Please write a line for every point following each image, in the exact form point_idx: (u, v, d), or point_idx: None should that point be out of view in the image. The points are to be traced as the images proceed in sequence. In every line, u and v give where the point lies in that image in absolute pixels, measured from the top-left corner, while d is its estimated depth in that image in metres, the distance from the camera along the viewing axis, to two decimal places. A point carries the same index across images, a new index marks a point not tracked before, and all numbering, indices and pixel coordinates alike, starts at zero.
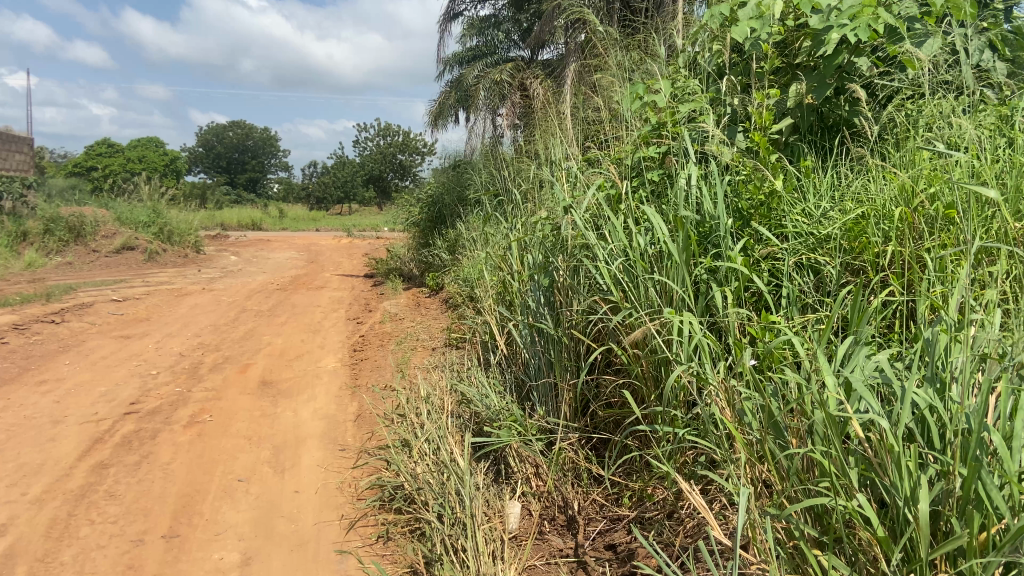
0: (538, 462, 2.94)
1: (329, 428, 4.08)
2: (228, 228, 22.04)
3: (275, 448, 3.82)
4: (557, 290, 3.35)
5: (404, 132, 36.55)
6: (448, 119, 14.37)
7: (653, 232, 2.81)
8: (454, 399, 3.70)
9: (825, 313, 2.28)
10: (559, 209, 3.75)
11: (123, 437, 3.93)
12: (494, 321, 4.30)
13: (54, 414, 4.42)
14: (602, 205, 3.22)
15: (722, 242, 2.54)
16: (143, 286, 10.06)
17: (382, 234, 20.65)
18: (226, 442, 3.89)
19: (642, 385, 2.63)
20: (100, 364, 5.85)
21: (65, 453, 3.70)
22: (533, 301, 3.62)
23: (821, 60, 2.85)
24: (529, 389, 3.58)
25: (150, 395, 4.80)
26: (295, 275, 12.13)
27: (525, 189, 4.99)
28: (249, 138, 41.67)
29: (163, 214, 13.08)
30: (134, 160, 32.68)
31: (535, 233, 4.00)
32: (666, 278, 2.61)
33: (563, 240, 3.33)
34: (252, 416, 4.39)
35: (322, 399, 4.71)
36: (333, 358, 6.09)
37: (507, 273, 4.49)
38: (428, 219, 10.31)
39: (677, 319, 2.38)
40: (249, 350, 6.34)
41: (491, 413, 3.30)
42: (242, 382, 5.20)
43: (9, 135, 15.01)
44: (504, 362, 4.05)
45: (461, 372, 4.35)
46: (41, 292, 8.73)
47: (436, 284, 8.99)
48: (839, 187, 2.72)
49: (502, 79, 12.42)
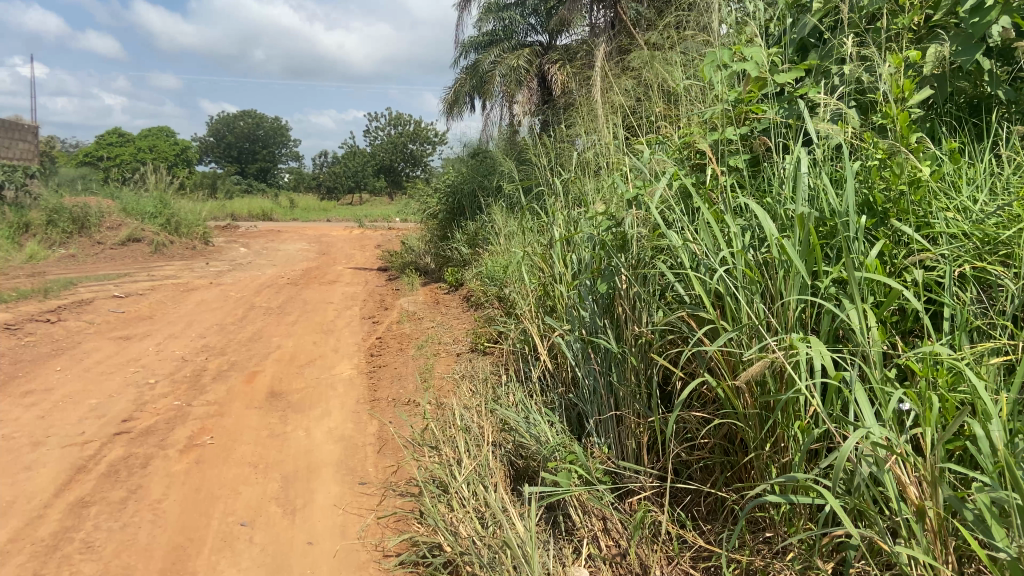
0: (607, 515, 2.38)
1: (346, 454, 3.55)
2: (237, 219, 21.50)
3: (285, 479, 3.30)
4: (621, 300, 2.82)
5: (415, 123, 36.08)
6: (463, 107, 13.81)
7: (755, 231, 2.25)
8: (496, 424, 3.17)
9: (1010, 341, 1.74)
10: (618, 204, 3.19)
11: (110, 465, 3.40)
12: (535, 331, 3.75)
13: (35, 434, 3.88)
14: (680, 196, 2.68)
15: (856, 249, 1.99)
16: (148, 280, 9.54)
17: (394, 226, 20.10)
18: (228, 471, 3.37)
19: (745, 428, 2.09)
20: (94, 370, 5.32)
21: (41, 486, 3.18)
22: (590, 313, 3.08)
23: (967, 16, 2.26)
24: (584, 416, 3.04)
25: (145, 410, 4.28)
26: (307, 268, 11.61)
27: (567, 181, 4.40)
28: (260, 127, 41.19)
29: (170, 205, 12.60)
30: (145, 150, 32.17)
31: (586, 231, 3.46)
32: (780, 291, 2.06)
33: (628, 241, 2.79)
34: (259, 436, 3.85)
35: (338, 416, 4.19)
36: (349, 364, 5.56)
37: (549, 276, 3.93)
38: (446, 212, 9.72)
39: (803, 347, 1.82)
40: (257, 355, 5.79)
41: (543, 447, 2.76)
42: (248, 394, 4.66)
43: (13, 122, 14.52)
44: (548, 378, 3.52)
45: (497, 390, 3.81)
46: (36, 288, 8.19)
47: (455, 281, 8.43)
48: (998, 177, 2.16)
49: (518, 64, 11.85)
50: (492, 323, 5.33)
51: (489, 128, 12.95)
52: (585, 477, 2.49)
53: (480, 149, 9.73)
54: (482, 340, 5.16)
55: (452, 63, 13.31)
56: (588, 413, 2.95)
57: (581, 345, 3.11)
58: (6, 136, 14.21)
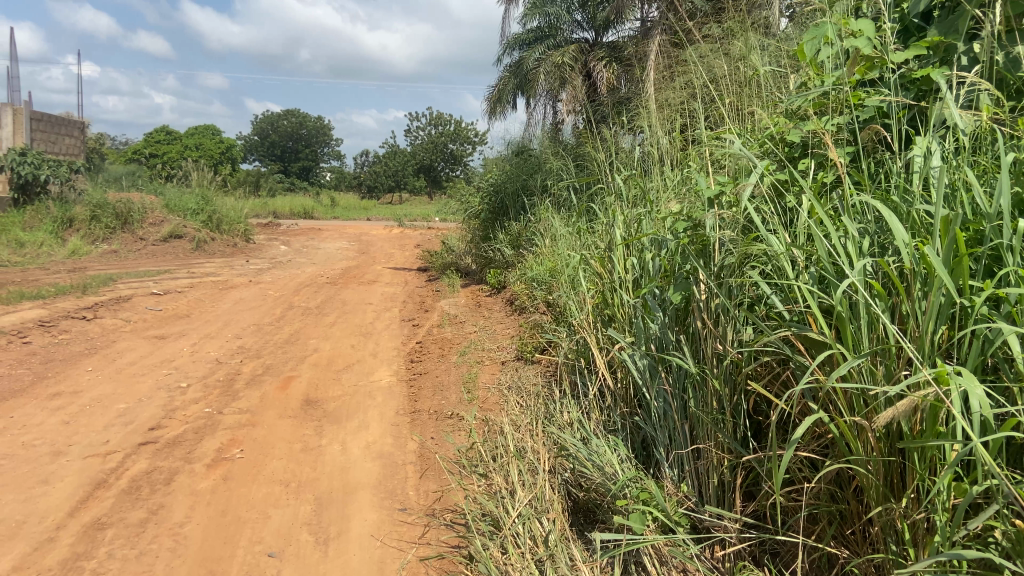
0: (690, 569, 2.04)
1: (386, 474, 3.25)
2: (278, 217, 21.47)
3: (318, 501, 3.01)
4: (700, 312, 2.50)
5: (455, 123, 35.96)
6: (506, 105, 13.47)
7: (877, 235, 1.90)
8: (551, 448, 2.85)
9: None
10: (696, 203, 2.83)
11: (132, 480, 3.14)
12: (594, 343, 3.42)
13: (57, 442, 3.65)
14: (776, 195, 2.34)
15: (1012, 259, 1.62)
16: (188, 277, 9.40)
17: (434, 226, 19.85)
18: (257, 491, 3.08)
19: (867, 475, 1.77)
20: (125, 372, 5.10)
21: (56, 503, 2.93)
22: (661, 327, 2.75)
23: None
24: (652, 443, 2.72)
25: (174, 418, 4.04)
26: (347, 267, 11.41)
27: (627, 178, 4.04)
28: (304, 127, 41.41)
29: (212, 202, 12.52)
30: (191, 148, 32.50)
31: (656, 235, 3.11)
32: (916, 309, 1.71)
33: (711, 245, 2.46)
34: (291, 450, 3.57)
35: (376, 429, 3.89)
36: (388, 370, 5.28)
37: (608, 282, 3.59)
38: (489, 211, 9.38)
39: (956, 381, 1.49)
40: (293, 358, 5.54)
41: (610, 480, 2.42)
42: (282, 402, 4.39)
43: (59, 117, 14.59)
44: (608, 397, 3.19)
45: (547, 408, 3.49)
46: (75, 284, 8.08)
47: (498, 283, 8.10)
48: None
49: (563, 62, 11.48)
50: (540, 330, 5.00)
51: (532, 127, 12.59)
52: (663, 520, 2.16)
53: (524, 148, 9.39)
54: (529, 349, 4.82)
55: (496, 61, 12.98)
56: (657, 441, 2.64)
57: (648, 361, 2.79)
58: (53, 131, 14.28)
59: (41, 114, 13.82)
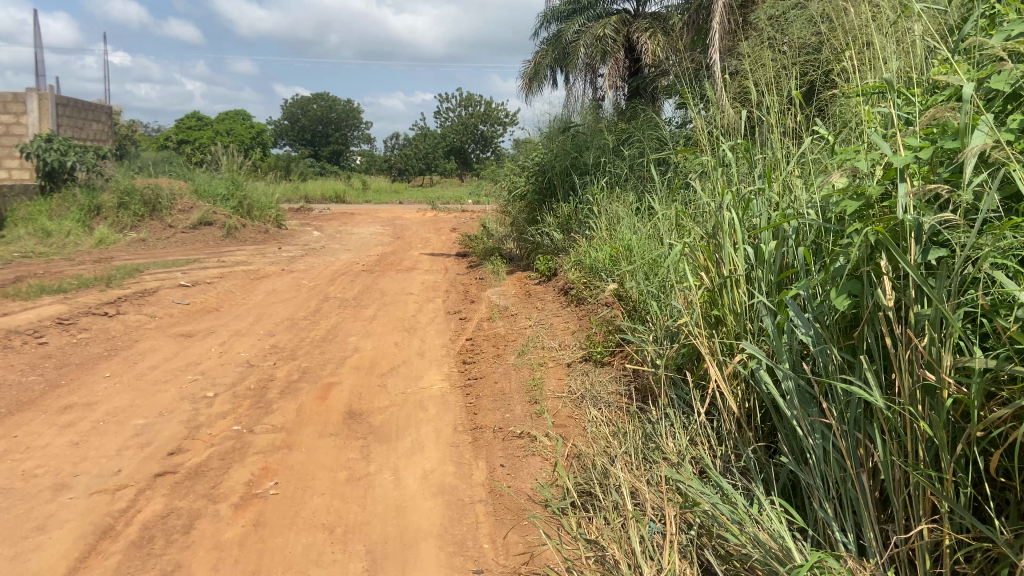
0: None
1: (451, 519, 2.64)
2: (310, 202, 20.97)
3: (372, 556, 2.41)
4: (888, 324, 1.84)
5: (485, 103, 35.23)
6: (542, 81, 12.63)
7: None
8: (672, 498, 2.22)
9: None
10: (864, 175, 2.14)
11: (144, 527, 2.58)
12: (702, 347, 2.74)
13: (61, 472, 3.10)
14: (1005, 160, 1.69)
15: None
16: (218, 266, 8.89)
17: (467, 208, 19.20)
18: (296, 542, 2.49)
19: None
20: (146, 379, 4.55)
21: (48, 563, 2.37)
22: (811, 337, 2.08)
23: None
24: (808, 493, 2.07)
25: (198, 438, 3.47)
26: (382, 253, 10.83)
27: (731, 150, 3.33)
28: (333, 111, 40.85)
29: (242, 187, 12.00)
30: (222, 133, 32.15)
31: (797, 222, 2.42)
32: None
33: (905, 232, 1.80)
34: (334, 481, 2.97)
35: (433, 452, 3.28)
36: (438, 374, 4.66)
37: (716, 276, 2.90)
38: (534, 192, 8.61)
39: None
40: (332, 361, 4.95)
41: (772, 556, 1.78)
42: (322, 416, 3.80)
43: (86, 102, 14.15)
44: (725, 421, 2.54)
45: (645, 431, 2.86)
46: (100, 276, 7.58)
47: (548, 270, 7.40)
48: None
49: (604, 34, 10.60)
50: (612, 327, 4.33)
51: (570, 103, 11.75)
52: None
53: (569, 124, 8.62)
54: (600, 350, 4.17)
55: (532, 34, 12.10)
56: (817, 490, 1.99)
57: (799, 384, 2.10)
58: (80, 116, 13.84)
59: (67, 99, 13.38)
